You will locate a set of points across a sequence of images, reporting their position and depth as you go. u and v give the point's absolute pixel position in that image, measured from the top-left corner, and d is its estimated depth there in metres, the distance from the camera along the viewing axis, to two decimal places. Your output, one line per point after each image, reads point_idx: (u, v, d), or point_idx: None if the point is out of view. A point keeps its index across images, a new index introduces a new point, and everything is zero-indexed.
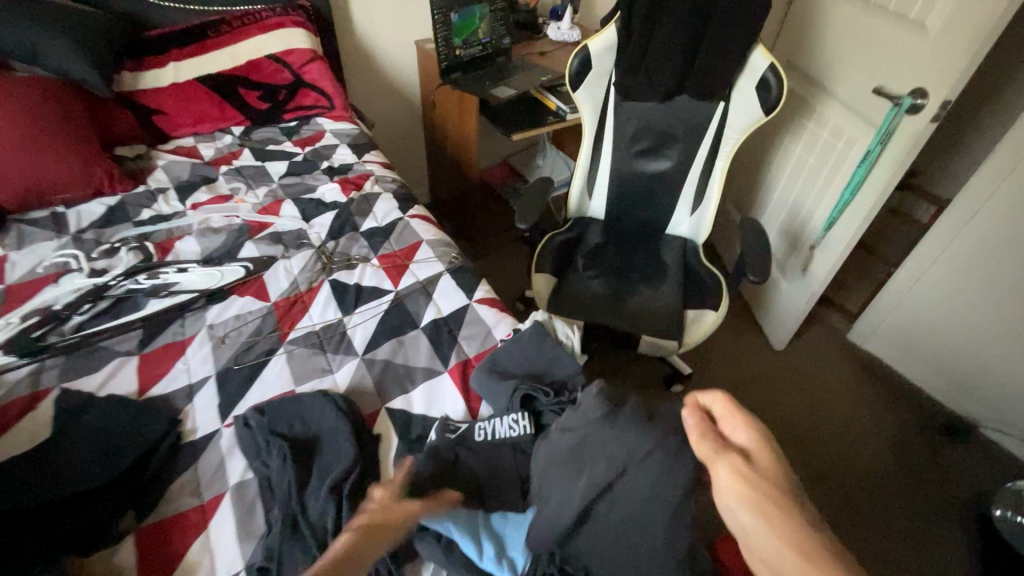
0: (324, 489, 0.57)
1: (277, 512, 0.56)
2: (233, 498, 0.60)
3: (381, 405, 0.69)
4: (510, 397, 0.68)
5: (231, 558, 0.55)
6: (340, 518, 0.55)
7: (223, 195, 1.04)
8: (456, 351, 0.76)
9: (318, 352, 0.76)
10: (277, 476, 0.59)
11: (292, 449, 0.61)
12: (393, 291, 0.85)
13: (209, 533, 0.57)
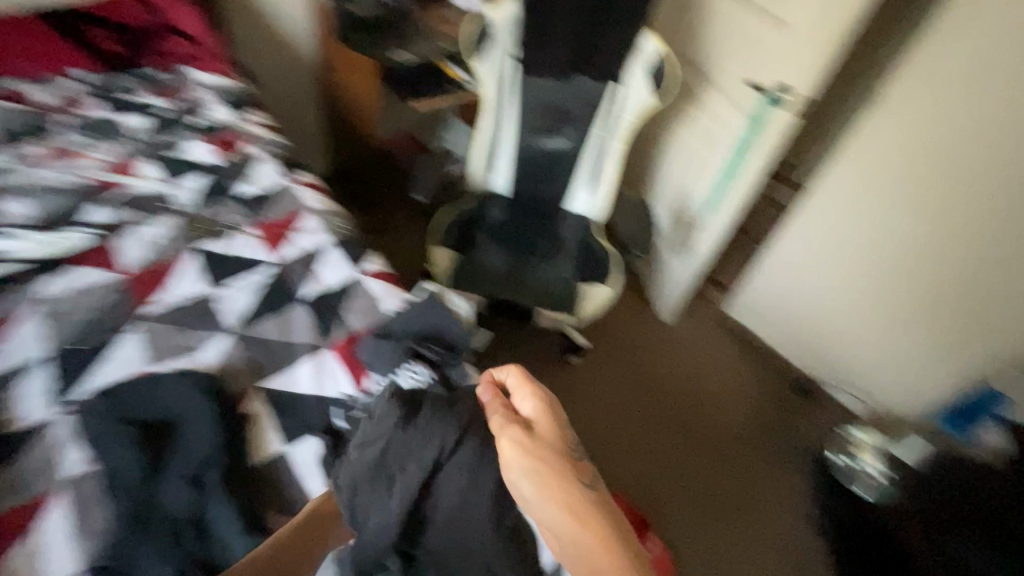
0: (178, 480, 0.58)
1: (124, 502, 0.56)
2: (69, 492, 0.58)
3: (256, 384, 0.71)
4: (399, 355, 0.72)
5: (62, 555, 0.54)
6: (196, 505, 0.57)
7: (60, 150, 0.89)
8: (342, 326, 0.77)
9: (181, 330, 0.73)
10: (122, 464, 0.58)
11: (141, 434, 0.59)
12: (276, 261, 0.83)
13: (35, 532, 0.55)
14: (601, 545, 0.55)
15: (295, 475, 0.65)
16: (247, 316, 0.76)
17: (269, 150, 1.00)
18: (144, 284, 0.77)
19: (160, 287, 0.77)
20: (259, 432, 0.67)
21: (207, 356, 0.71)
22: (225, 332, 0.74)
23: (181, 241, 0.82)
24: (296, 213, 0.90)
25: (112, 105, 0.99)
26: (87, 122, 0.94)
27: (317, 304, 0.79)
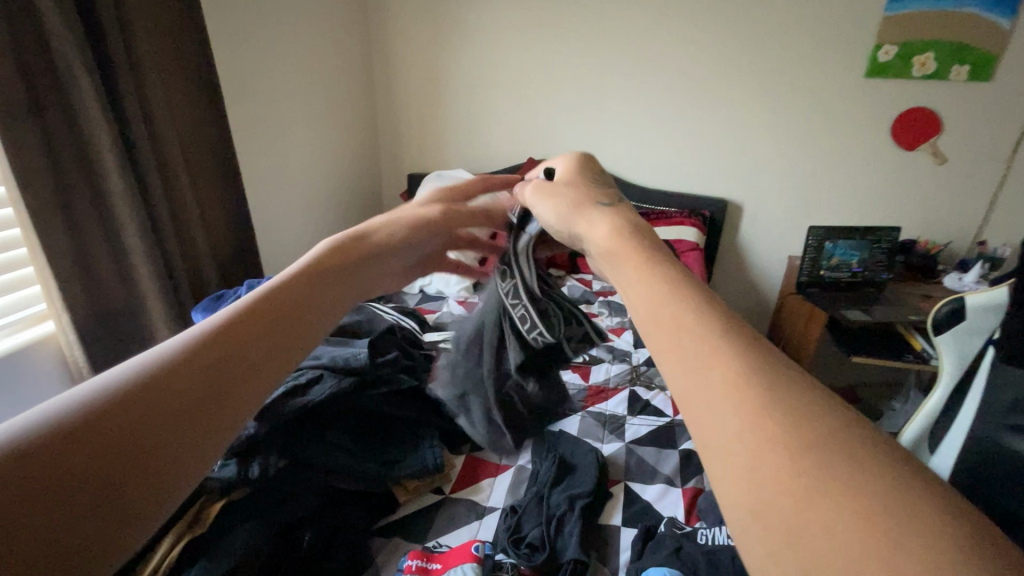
0: (564, 495, 0.92)
1: (534, 488, 0.95)
2: (514, 470, 1.03)
3: (622, 479, 1.03)
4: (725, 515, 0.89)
5: (499, 498, 0.97)
6: (564, 511, 0.89)
7: (592, 313, 1.72)
8: (697, 479, 1.03)
9: (599, 426, 1.18)
10: (544, 470, 0.99)
11: (558, 461, 1.00)
12: (671, 417, 1.23)
13: (495, 478, 1.02)
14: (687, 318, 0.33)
15: (619, 547, 0.88)
16: (638, 438, 1.14)
17: None
18: (597, 394, 1.30)
19: (603, 400, 1.28)
20: (611, 507, 0.96)
21: (609, 449, 1.11)
22: (621, 441, 1.14)
23: (625, 381, 1.36)
24: None
25: None
26: (614, 305, 1.78)
27: (685, 455, 1.10)
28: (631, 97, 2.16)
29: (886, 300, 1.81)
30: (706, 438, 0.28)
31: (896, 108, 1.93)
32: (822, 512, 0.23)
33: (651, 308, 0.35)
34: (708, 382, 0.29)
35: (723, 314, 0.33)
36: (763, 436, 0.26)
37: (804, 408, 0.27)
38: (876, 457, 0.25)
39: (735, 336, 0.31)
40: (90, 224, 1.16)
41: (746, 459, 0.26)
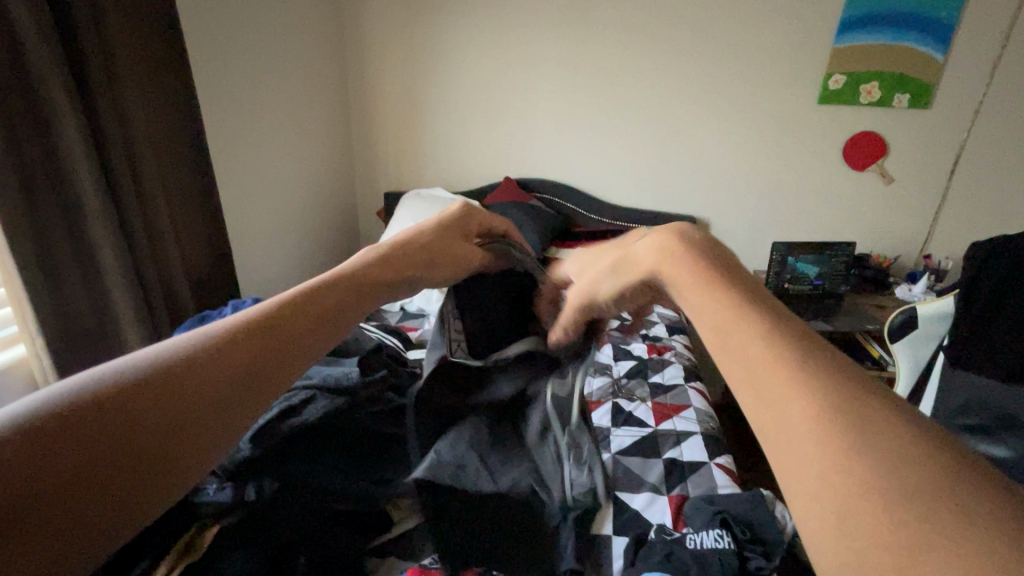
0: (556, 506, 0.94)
1: None
2: None
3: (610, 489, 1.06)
4: (709, 520, 0.94)
5: None
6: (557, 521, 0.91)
7: None
8: (681, 486, 1.07)
9: None
10: None
11: None
12: (653, 428, 1.27)
13: None
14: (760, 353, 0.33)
15: (610, 556, 0.91)
16: (623, 449, 1.18)
17: (681, 359, 1.59)
18: None
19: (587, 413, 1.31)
20: (601, 517, 0.99)
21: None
22: (607, 452, 1.17)
23: (608, 394, 1.40)
24: (686, 405, 1.36)
25: None
26: None
27: (669, 463, 1.14)
28: (602, 119, 2.25)
29: (845, 311, 1.92)
30: (790, 464, 0.29)
31: (846, 132, 2.08)
32: (917, 546, 0.24)
33: (735, 341, 0.35)
34: (788, 409, 0.30)
35: (799, 340, 0.34)
36: (850, 467, 0.26)
37: (885, 437, 0.27)
38: (963, 484, 0.26)
39: (813, 363, 0.32)
40: (63, 245, 1.13)
41: (832, 485, 0.27)
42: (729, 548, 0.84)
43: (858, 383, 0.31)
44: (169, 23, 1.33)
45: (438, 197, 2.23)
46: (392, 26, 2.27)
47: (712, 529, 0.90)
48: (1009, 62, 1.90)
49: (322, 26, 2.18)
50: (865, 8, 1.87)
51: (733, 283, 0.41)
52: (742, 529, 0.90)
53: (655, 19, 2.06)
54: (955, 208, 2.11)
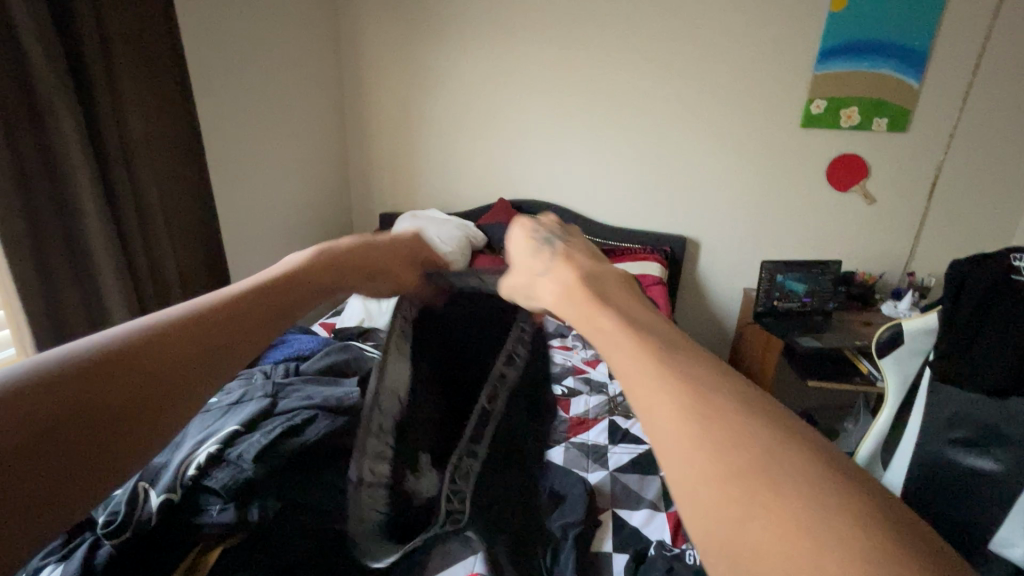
0: (557, 525, 0.95)
1: None
2: None
3: (610, 506, 1.07)
4: None
5: None
6: (558, 540, 0.92)
7: (567, 346, 1.77)
8: (679, 502, 1.08)
9: (583, 456, 1.22)
10: None
11: (548, 492, 1.03)
12: (650, 445, 1.28)
13: None
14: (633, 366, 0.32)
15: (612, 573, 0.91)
16: (621, 466, 1.19)
17: None
18: (578, 425, 1.34)
19: (584, 431, 1.32)
20: (601, 534, 0.99)
21: (593, 477, 1.15)
22: (605, 469, 1.18)
23: (604, 411, 1.41)
24: None
25: None
26: None
27: (666, 480, 1.15)
28: (593, 142, 2.31)
29: (833, 327, 1.96)
30: (664, 468, 0.28)
31: (829, 154, 2.15)
32: (763, 538, 0.24)
33: (614, 358, 0.34)
34: (659, 415, 0.29)
35: (658, 346, 0.33)
36: (714, 466, 0.27)
37: (738, 436, 0.28)
38: (818, 476, 0.26)
39: (682, 368, 0.32)
40: (62, 268, 1.15)
41: (693, 487, 0.27)
42: None
43: (721, 384, 0.31)
44: (172, 53, 1.37)
45: (433, 218, 2.26)
46: (388, 53, 2.33)
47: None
48: (981, 88, 1.99)
49: (320, 52, 2.23)
50: (842, 38, 1.97)
51: (603, 301, 0.39)
52: None
53: (642, 47, 2.14)
54: (935, 226, 2.18)
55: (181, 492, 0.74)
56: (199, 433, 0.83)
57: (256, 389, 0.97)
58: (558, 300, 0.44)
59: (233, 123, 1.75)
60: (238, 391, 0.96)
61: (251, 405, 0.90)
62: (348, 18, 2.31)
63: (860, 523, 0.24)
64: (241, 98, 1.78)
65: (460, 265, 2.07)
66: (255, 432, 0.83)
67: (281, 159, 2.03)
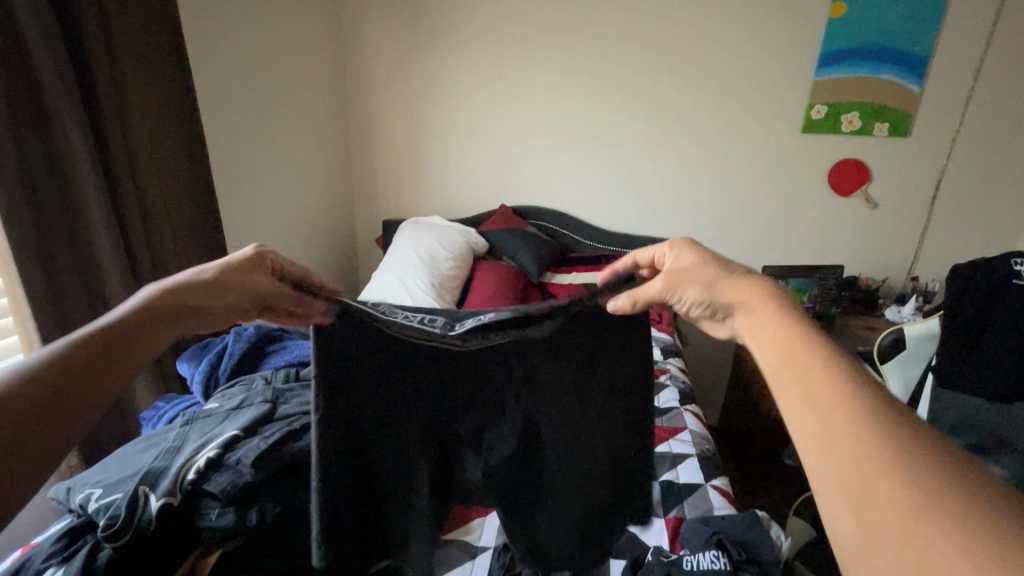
0: None
1: None
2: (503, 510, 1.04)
3: None
4: (707, 539, 0.94)
5: (490, 536, 0.99)
6: None
7: None
8: (677, 508, 1.08)
9: None
10: None
11: None
12: (649, 451, 1.28)
13: (485, 517, 1.03)
14: (822, 391, 0.42)
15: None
16: None
17: (677, 383, 1.60)
18: None
19: None
20: None
21: None
22: None
23: None
24: (682, 428, 1.37)
25: None
26: None
27: (666, 486, 1.14)
28: (596, 149, 2.32)
29: (836, 333, 1.95)
30: (820, 452, 0.39)
31: (830, 159, 2.15)
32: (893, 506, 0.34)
33: (796, 365, 0.45)
34: (837, 424, 0.39)
35: (865, 388, 0.42)
36: (876, 476, 0.36)
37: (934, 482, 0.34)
38: (977, 505, 0.33)
39: (838, 388, 0.42)
40: (70, 276, 1.17)
41: (863, 486, 0.36)
42: (726, 568, 0.85)
43: (931, 441, 0.37)
44: (178, 67, 1.41)
45: (434, 224, 2.28)
46: (391, 62, 2.36)
47: (709, 549, 0.91)
48: (983, 94, 1.99)
49: (324, 64, 2.27)
50: (841, 45, 1.98)
51: (798, 330, 0.50)
52: (738, 548, 0.90)
53: (642, 55, 2.16)
54: (939, 230, 2.17)
55: (180, 496, 0.75)
56: (200, 438, 0.84)
57: (255, 395, 0.97)
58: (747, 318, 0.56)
59: (237, 131, 1.78)
60: (239, 397, 0.97)
61: (251, 410, 0.91)
62: (352, 28, 2.35)
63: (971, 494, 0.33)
64: (246, 108, 1.82)
65: (462, 271, 2.08)
66: (254, 436, 0.85)
67: (285, 167, 2.05)
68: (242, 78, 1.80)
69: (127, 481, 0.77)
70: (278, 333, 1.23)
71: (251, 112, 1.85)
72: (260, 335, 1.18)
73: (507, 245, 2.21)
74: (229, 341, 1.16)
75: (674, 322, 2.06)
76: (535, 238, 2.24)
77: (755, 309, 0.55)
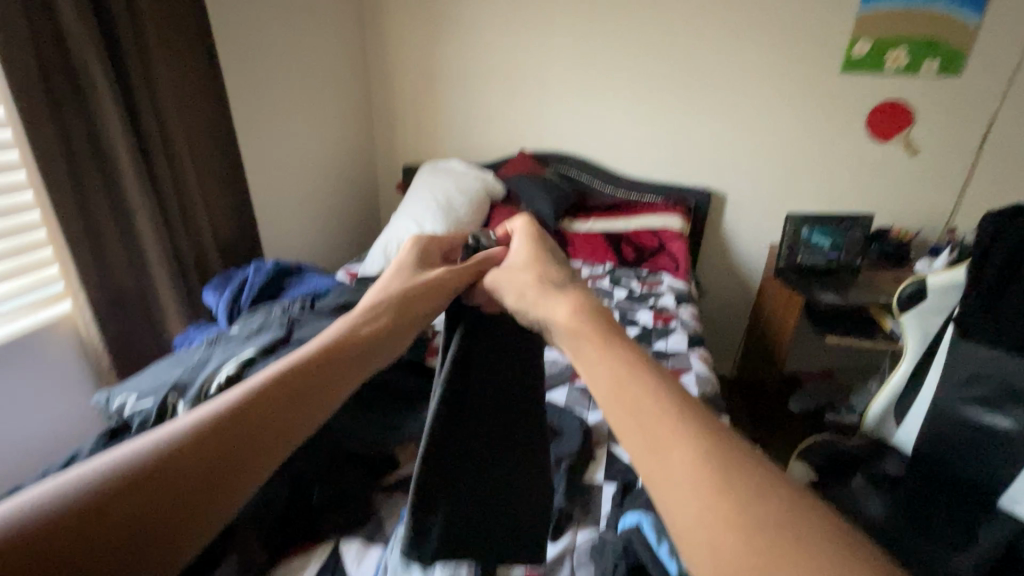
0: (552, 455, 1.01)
1: None
2: None
3: (607, 443, 1.11)
4: None
5: None
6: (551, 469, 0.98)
7: None
8: None
9: (586, 397, 1.25)
10: None
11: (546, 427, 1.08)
12: None
13: None
14: (651, 414, 0.39)
15: (600, 501, 0.97)
16: None
17: (687, 329, 1.62)
18: None
19: None
20: (595, 466, 1.05)
21: (594, 417, 1.19)
22: None
23: None
24: (687, 370, 1.39)
25: (615, 284, 1.92)
26: (600, 289, 1.87)
27: None
28: (619, 91, 2.24)
29: (859, 284, 1.90)
30: (656, 485, 0.36)
31: (869, 102, 2.02)
32: (724, 538, 0.32)
33: (621, 389, 0.42)
34: (668, 450, 0.37)
35: (698, 413, 0.40)
36: (707, 502, 0.33)
37: (780, 516, 0.32)
38: (812, 532, 0.32)
39: (692, 415, 0.39)
40: (103, 209, 1.25)
41: (700, 518, 0.33)
42: None
43: (765, 471, 0.36)
44: (192, 3, 1.41)
45: (452, 169, 2.28)
46: None
47: None
48: None
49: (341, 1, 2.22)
50: None
51: (626, 342, 0.48)
52: None
53: None
54: (984, 179, 2.04)
55: None
56: (222, 357, 0.92)
57: (273, 322, 1.04)
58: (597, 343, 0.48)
59: (256, 72, 1.79)
60: (257, 323, 1.04)
61: (269, 334, 0.98)
62: None
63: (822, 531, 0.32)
64: (262, 47, 1.81)
65: (478, 216, 2.09)
66: (271, 358, 0.91)
67: (304, 110, 2.07)
68: (259, 17, 1.79)
69: (158, 392, 0.85)
70: (296, 267, 1.29)
71: (270, 52, 1.85)
72: (278, 269, 1.24)
73: (525, 191, 2.19)
74: (250, 273, 1.22)
75: (690, 270, 2.04)
76: (553, 184, 2.22)
77: (578, 335, 0.50)
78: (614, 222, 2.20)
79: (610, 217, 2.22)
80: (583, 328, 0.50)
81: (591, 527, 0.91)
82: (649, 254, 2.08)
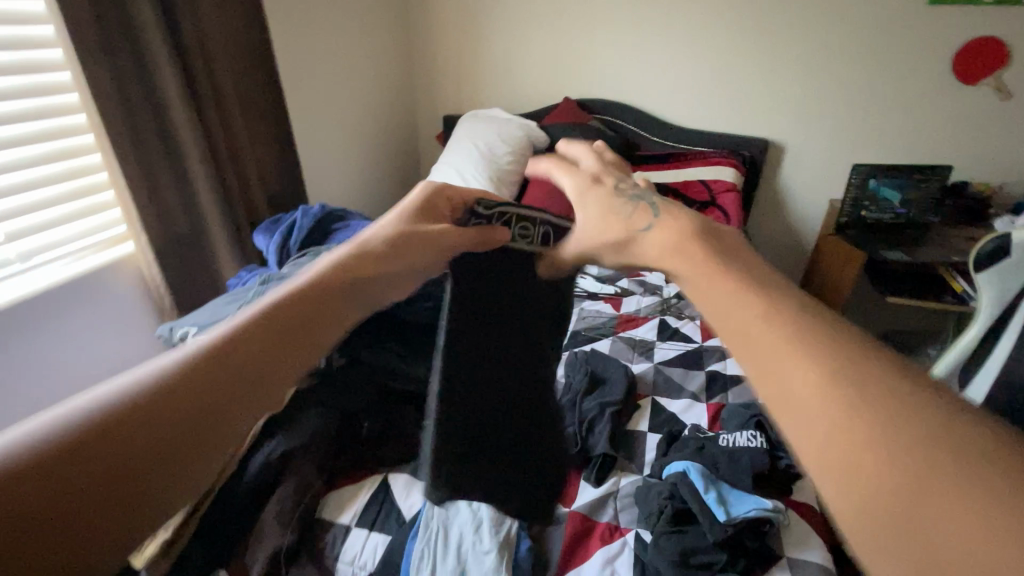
0: (596, 402, 1.00)
1: (567, 396, 1.04)
2: None
3: (651, 394, 1.09)
4: (746, 421, 0.95)
5: None
6: (595, 415, 0.97)
7: None
8: (720, 395, 1.09)
9: (630, 348, 1.23)
10: (576, 382, 1.06)
11: (590, 374, 1.07)
12: (700, 343, 1.27)
13: None
14: (772, 340, 0.33)
15: (643, 449, 0.96)
16: (666, 360, 1.20)
17: None
18: (627, 321, 1.34)
19: (635, 326, 1.32)
20: (639, 415, 1.04)
21: (638, 368, 1.17)
22: (649, 362, 1.19)
23: (656, 310, 1.39)
24: None
25: None
26: None
27: (711, 375, 1.15)
28: (672, 31, 2.09)
29: (928, 242, 1.77)
30: (783, 418, 0.31)
31: (957, 39, 1.81)
32: (867, 463, 0.27)
33: (733, 315, 0.35)
34: (792, 373, 0.31)
35: (819, 323, 0.33)
36: (848, 428, 0.28)
37: (937, 434, 0.27)
38: (966, 443, 0.27)
39: (820, 348, 0.32)
40: (157, 151, 1.29)
41: (837, 447, 0.28)
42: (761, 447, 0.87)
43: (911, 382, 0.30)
44: None
45: (494, 117, 2.21)
46: None
47: (746, 429, 0.93)
48: None
49: None
50: None
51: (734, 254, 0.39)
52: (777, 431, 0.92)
53: None
54: None
55: None
56: None
57: None
58: (688, 278, 0.39)
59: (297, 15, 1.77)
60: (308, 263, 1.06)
61: None
62: None
63: (984, 453, 0.26)
64: None
65: (520, 166, 2.03)
66: None
67: (345, 56, 2.04)
68: None
69: (215, 323, 0.90)
70: (342, 211, 1.30)
71: None
72: (325, 213, 1.24)
73: (569, 140, 2.11)
74: (298, 216, 1.23)
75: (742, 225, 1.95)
76: (598, 134, 2.12)
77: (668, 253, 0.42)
78: (662, 174, 2.10)
79: (658, 169, 2.12)
80: (672, 264, 0.41)
81: (635, 472, 0.91)
82: (698, 208, 1.99)
